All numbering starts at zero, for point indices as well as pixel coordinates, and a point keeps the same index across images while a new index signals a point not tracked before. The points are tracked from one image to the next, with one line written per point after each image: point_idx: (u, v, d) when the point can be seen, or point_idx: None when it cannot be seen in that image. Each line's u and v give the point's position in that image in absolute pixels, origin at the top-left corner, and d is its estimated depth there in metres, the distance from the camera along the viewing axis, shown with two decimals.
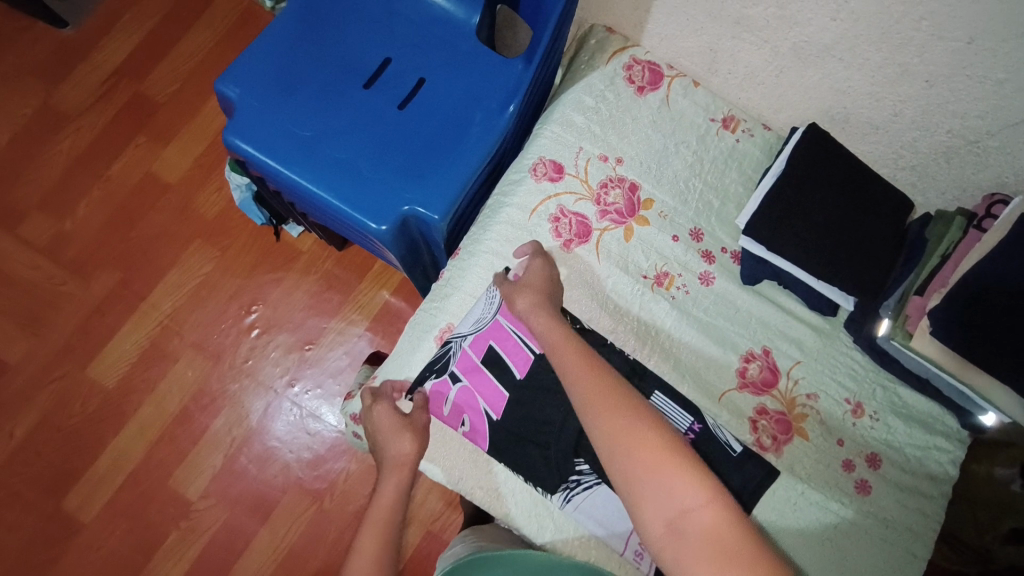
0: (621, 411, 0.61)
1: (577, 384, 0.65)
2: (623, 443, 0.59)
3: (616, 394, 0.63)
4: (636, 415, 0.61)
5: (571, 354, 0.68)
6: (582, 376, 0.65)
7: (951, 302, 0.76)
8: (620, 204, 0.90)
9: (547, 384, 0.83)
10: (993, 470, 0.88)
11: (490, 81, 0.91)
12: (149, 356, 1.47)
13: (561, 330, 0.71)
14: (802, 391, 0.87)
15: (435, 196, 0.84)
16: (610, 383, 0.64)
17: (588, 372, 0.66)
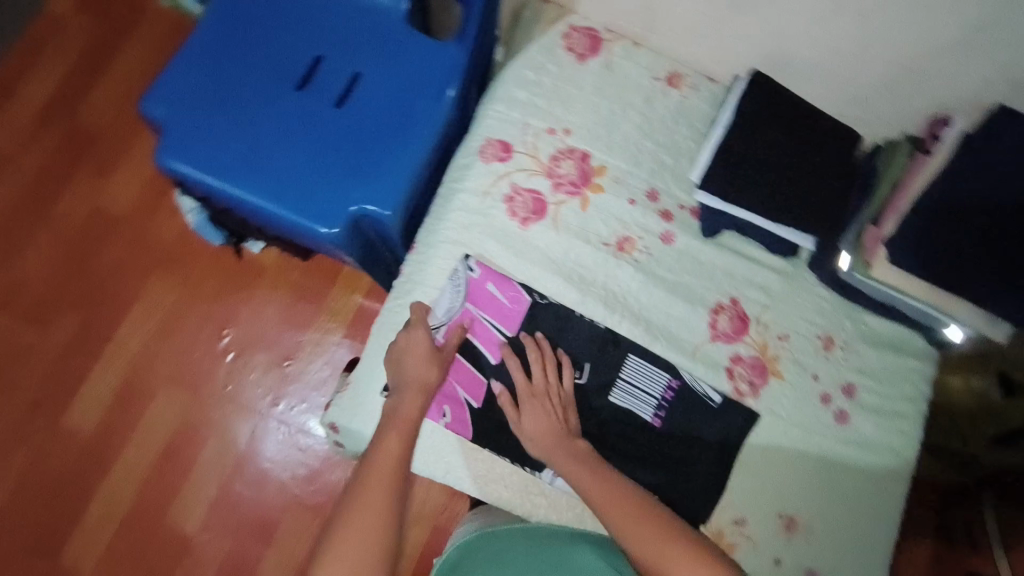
0: (642, 523, 0.72)
1: (598, 500, 0.75)
2: (619, 519, 0.73)
3: (634, 506, 0.74)
4: (656, 523, 0.72)
5: (573, 465, 0.77)
6: (602, 494, 0.75)
7: (903, 229, 0.78)
8: (573, 175, 0.89)
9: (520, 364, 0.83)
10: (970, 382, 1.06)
11: (427, 67, 0.87)
12: (125, 395, 1.43)
13: (573, 443, 0.79)
14: (773, 334, 0.89)
15: (384, 194, 0.83)
16: (626, 495, 0.75)
17: (606, 486, 0.76)
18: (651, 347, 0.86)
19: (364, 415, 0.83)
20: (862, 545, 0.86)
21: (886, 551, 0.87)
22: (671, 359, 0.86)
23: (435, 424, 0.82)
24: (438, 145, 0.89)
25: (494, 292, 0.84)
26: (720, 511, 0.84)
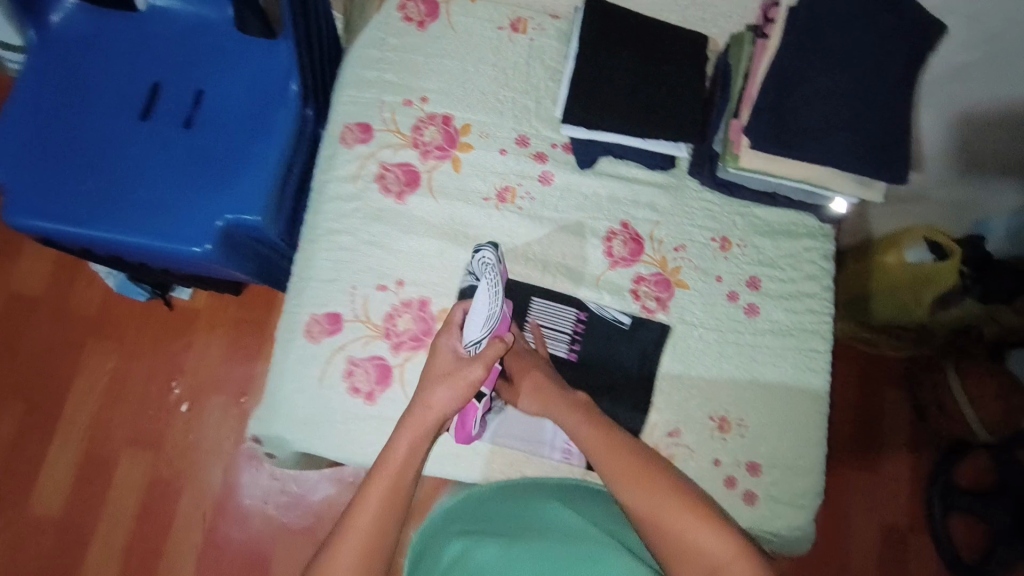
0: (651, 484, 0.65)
1: (602, 460, 0.69)
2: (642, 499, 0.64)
3: (641, 467, 0.67)
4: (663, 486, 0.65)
5: (583, 428, 0.72)
6: (606, 456, 0.69)
7: (759, 112, 0.78)
8: (438, 139, 0.89)
9: None
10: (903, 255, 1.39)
11: (265, 68, 0.87)
12: (87, 470, 1.43)
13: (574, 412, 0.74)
14: (670, 247, 0.90)
15: (250, 200, 0.81)
16: (634, 457, 0.68)
17: (609, 449, 0.69)
18: (552, 290, 0.87)
19: (283, 421, 0.82)
20: (798, 429, 0.87)
21: (822, 437, 0.87)
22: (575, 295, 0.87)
23: (357, 409, 0.83)
24: (296, 141, 0.88)
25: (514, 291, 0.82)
26: (651, 427, 0.85)
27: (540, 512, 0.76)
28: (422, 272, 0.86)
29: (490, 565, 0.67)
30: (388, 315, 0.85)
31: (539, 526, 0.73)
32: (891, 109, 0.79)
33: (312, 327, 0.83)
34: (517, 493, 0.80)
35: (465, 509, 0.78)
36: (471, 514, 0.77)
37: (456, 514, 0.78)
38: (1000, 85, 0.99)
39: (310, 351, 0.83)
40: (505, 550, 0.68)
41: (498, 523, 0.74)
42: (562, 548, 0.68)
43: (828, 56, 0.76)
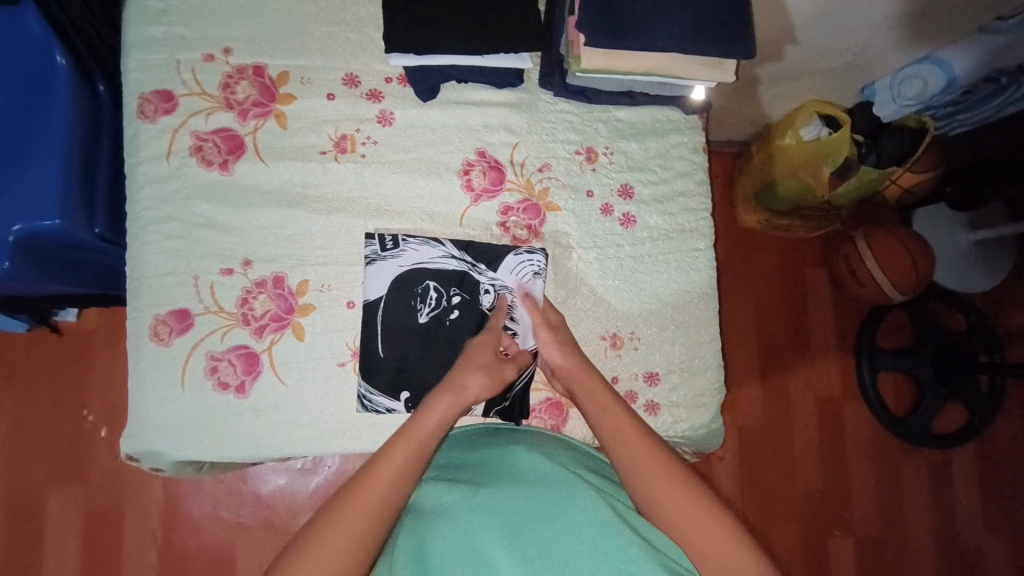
0: (679, 490, 0.61)
1: (627, 458, 0.64)
2: (662, 499, 0.61)
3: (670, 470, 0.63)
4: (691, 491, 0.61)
5: (613, 422, 0.67)
6: (636, 455, 0.64)
7: (584, 4, 0.71)
8: (253, 95, 0.79)
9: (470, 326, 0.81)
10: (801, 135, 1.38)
11: (22, 48, 0.75)
12: (17, 515, 1.37)
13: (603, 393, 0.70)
14: (533, 169, 0.84)
15: (43, 204, 0.73)
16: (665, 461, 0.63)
17: (639, 445, 0.65)
18: (424, 245, 0.81)
19: (151, 434, 0.74)
20: (690, 331, 0.86)
21: (716, 334, 0.87)
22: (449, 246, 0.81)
23: (228, 404, 0.76)
24: (90, 123, 0.78)
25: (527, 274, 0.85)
26: None
27: (507, 451, 0.70)
28: (268, 247, 0.78)
29: (451, 515, 0.62)
30: (242, 299, 0.77)
31: (503, 467, 0.67)
32: None
33: (159, 329, 0.75)
34: (492, 438, 0.75)
35: (438, 458, 0.75)
36: (443, 464, 0.73)
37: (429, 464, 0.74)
38: None
39: (162, 352, 0.75)
40: (465, 499, 0.63)
41: (464, 471, 0.70)
42: (526, 492, 0.62)
43: None
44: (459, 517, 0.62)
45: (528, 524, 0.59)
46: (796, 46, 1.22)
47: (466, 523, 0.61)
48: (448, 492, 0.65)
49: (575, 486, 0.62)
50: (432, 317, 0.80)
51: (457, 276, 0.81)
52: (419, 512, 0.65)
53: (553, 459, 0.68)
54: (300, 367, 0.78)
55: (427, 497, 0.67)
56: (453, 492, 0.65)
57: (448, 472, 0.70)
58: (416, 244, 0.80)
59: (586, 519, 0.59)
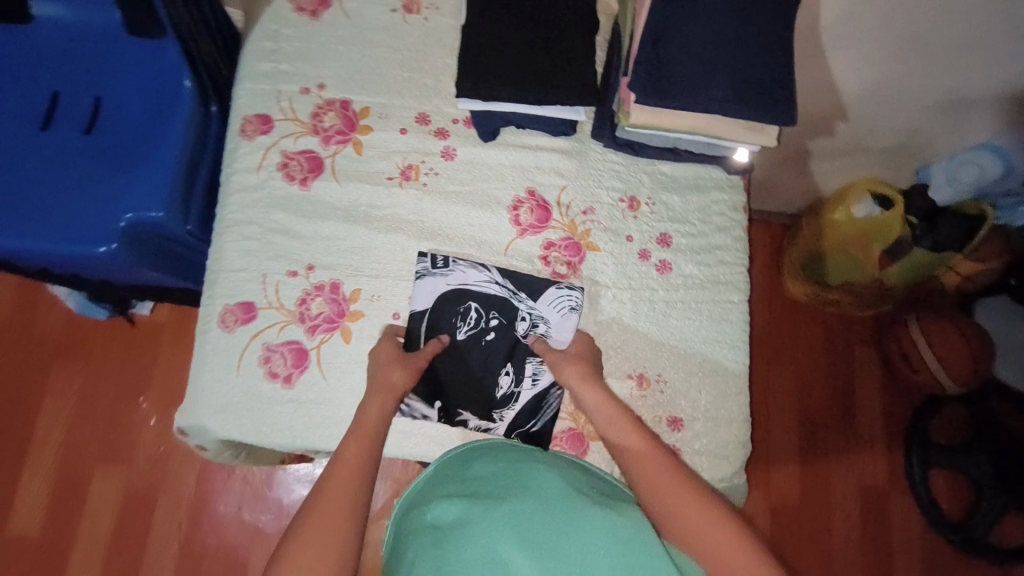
0: (688, 495, 0.66)
1: (635, 463, 0.70)
2: (671, 502, 0.66)
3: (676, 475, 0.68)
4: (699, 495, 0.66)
5: (623, 429, 0.73)
6: (643, 458, 0.70)
7: (637, 67, 0.78)
8: (338, 124, 0.90)
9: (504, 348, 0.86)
10: (852, 209, 1.39)
11: (159, 71, 0.90)
12: (63, 489, 1.46)
13: (614, 407, 0.76)
14: (578, 211, 0.90)
15: (152, 197, 0.84)
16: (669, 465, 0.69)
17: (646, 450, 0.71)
18: (471, 268, 0.87)
19: (203, 411, 0.81)
20: (717, 381, 0.87)
21: (743, 387, 0.87)
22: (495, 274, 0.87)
23: (274, 393, 0.82)
24: (199, 136, 0.91)
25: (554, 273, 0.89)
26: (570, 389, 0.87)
27: (524, 468, 0.71)
28: (330, 256, 0.87)
29: (472, 527, 0.62)
30: (301, 300, 0.85)
31: (521, 483, 0.68)
32: (770, 50, 0.80)
33: (226, 317, 0.83)
34: (500, 451, 0.76)
35: (445, 473, 0.74)
36: (452, 477, 0.73)
37: (436, 480, 0.74)
38: (927, 41, 1.01)
39: (226, 339, 0.83)
40: (485, 511, 0.63)
41: (478, 484, 0.70)
42: (544, 506, 0.64)
43: (693, 5, 0.79)
44: (480, 528, 0.62)
45: (549, 535, 0.60)
46: (847, 123, 1.26)
47: (489, 536, 0.61)
48: (467, 506, 0.65)
49: (589, 503, 0.65)
50: (469, 336, 0.85)
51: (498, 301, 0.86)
52: (437, 527, 0.64)
53: (568, 480, 0.70)
54: (342, 366, 0.84)
55: (444, 510, 0.66)
56: (473, 506, 0.65)
57: (462, 486, 0.70)
58: (464, 267, 0.87)
59: (603, 530, 0.61)
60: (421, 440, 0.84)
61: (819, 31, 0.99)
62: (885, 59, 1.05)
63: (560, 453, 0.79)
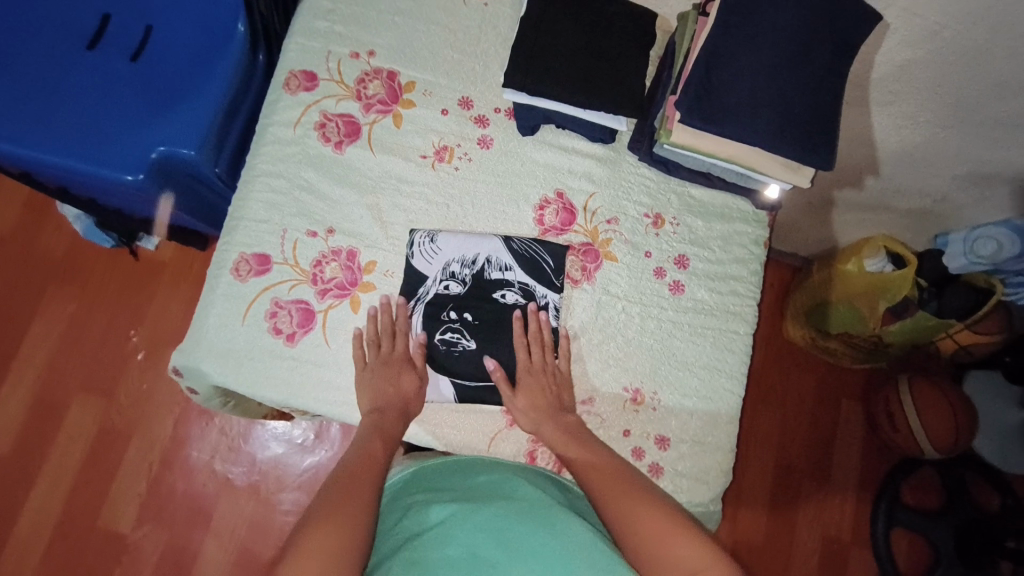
0: (629, 495, 0.72)
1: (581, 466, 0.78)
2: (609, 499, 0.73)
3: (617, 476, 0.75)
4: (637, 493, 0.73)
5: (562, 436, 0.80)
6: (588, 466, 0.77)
7: (687, 87, 0.79)
8: (381, 94, 0.90)
9: (491, 314, 0.86)
10: (865, 262, 1.38)
11: (210, 11, 0.89)
12: (41, 409, 1.46)
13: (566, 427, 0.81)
14: (602, 219, 0.90)
15: (184, 135, 0.84)
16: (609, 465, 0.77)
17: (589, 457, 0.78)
18: (492, 271, 0.87)
19: (201, 353, 0.81)
20: (711, 407, 0.88)
21: (733, 418, 0.88)
22: (517, 270, 0.87)
23: (273, 347, 0.82)
24: (243, 82, 0.90)
25: (557, 228, 0.90)
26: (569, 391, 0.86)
27: (502, 480, 0.76)
28: (353, 223, 0.86)
29: (453, 532, 0.66)
30: (316, 261, 0.84)
31: (500, 494, 0.73)
32: (818, 95, 0.81)
33: (240, 266, 0.83)
34: (476, 464, 0.80)
35: (421, 480, 0.78)
36: (429, 486, 0.76)
37: (413, 487, 0.77)
38: (964, 116, 1.02)
39: (236, 288, 0.82)
40: (466, 517, 0.68)
41: (459, 492, 0.74)
42: (525, 512, 0.69)
43: (753, 35, 0.79)
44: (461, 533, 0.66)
45: (530, 539, 0.65)
46: (876, 179, 1.27)
47: (469, 538, 0.65)
48: (448, 510, 0.69)
49: (565, 512, 0.70)
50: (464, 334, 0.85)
51: (524, 294, 0.87)
52: (416, 533, 0.68)
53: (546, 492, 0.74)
54: (347, 335, 0.83)
55: (424, 517, 0.70)
56: (453, 511, 0.69)
57: (439, 492, 0.74)
58: (478, 281, 0.86)
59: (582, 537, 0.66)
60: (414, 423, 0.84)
61: (867, 83, 0.99)
62: (929, 122, 1.05)
63: (532, 466, 0.83)
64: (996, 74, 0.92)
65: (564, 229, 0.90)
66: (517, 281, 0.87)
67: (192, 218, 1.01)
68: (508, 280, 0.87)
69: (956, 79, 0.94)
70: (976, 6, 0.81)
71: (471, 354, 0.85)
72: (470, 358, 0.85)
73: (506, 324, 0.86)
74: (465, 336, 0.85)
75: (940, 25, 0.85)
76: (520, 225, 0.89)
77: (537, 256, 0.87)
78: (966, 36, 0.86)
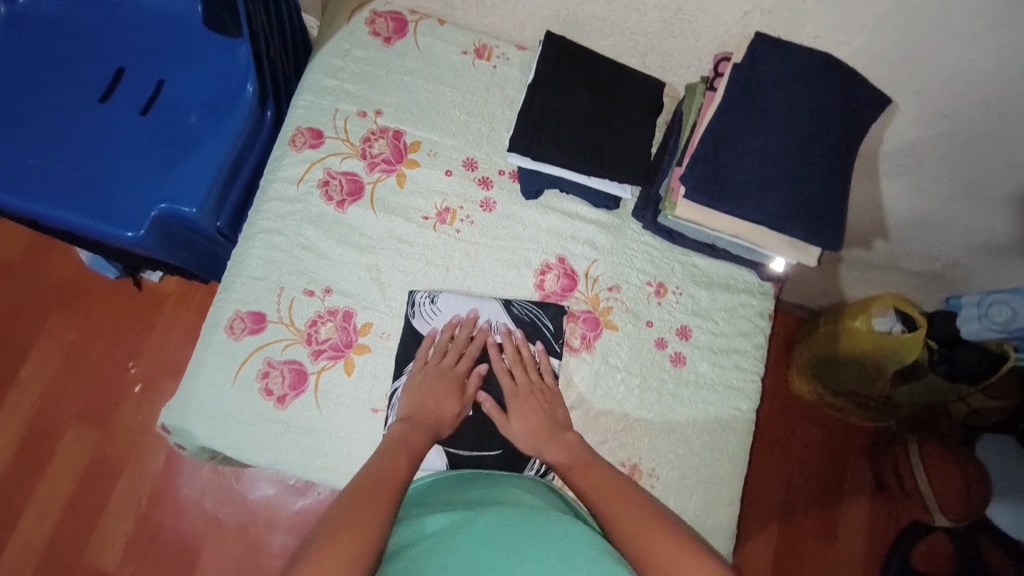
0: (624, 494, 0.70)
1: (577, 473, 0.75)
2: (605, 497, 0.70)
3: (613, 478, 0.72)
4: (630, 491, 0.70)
5: (566, 442, 0.78)
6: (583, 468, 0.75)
7: (694, 162, 0.78)
8: (386, 153, 0.90)
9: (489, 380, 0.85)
10: (872, 322, 1.36)
11: (223, 69, 0.90)
12: (33, 439, 1.45)
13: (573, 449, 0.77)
14: (604, 286, 0.89)
15: (187, 190, 0.84)
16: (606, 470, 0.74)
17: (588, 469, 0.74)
18: (492, 332, 0.86)
19: (189, 412, 0.80)
20: (713, 489, 0.84)
21: (734, 500, 0.85)
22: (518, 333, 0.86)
23: (263, 407, 0.80)
24: (250, 138, 0.91)
25: (556, 289, 0.88)
26: None
27: (496, 492, 0.73)
28: (351, 283, 0.86)
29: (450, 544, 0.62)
30: (311, 321, 0.83)
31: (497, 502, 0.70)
32: (829, 173, 0.80)
33: (234, 324, 0.82)
34: (470, 478, 0.77)
35: (413, 493, 0.75)
36: (422, 500, 0.73)
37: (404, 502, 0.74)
38: (975, 189, 1.00)
39: (230, 346, 0.81)
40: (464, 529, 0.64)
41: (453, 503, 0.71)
42: (521, 518, 0.66)
43: (763, 113, 0.78)
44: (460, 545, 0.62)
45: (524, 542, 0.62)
46: (885, 243, 1.25)
47: (467, 547, 0.62)
48: (443, 522, 0.66)
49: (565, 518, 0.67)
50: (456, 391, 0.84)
51: None
52: (407, 547, 0.64)
53: (545, 501, 0.73)
54: (338, 397, 0.82)
55: (414, 531, 0.67)
56: (449, 521, 0.66)
57: (431, 505, 0.71)
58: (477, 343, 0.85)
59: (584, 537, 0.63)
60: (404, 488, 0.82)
61: (877, 156, 0.98)
62: (940, 194, 1.04)
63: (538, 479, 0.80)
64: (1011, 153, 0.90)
65: (565, 293, 0.88)
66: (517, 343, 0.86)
67: (192, 266, 1.00)
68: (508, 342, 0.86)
69: (969, 157, 0.93)
70: (989, 95, 0.81)
71: (467, 418, 0.83)
72: (464, 422, 0.83)
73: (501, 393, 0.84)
74: None
75: (952, 109, 0.84)
76: (520, 288, 0.88)
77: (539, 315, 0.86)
78: (979, 120, 0.85)
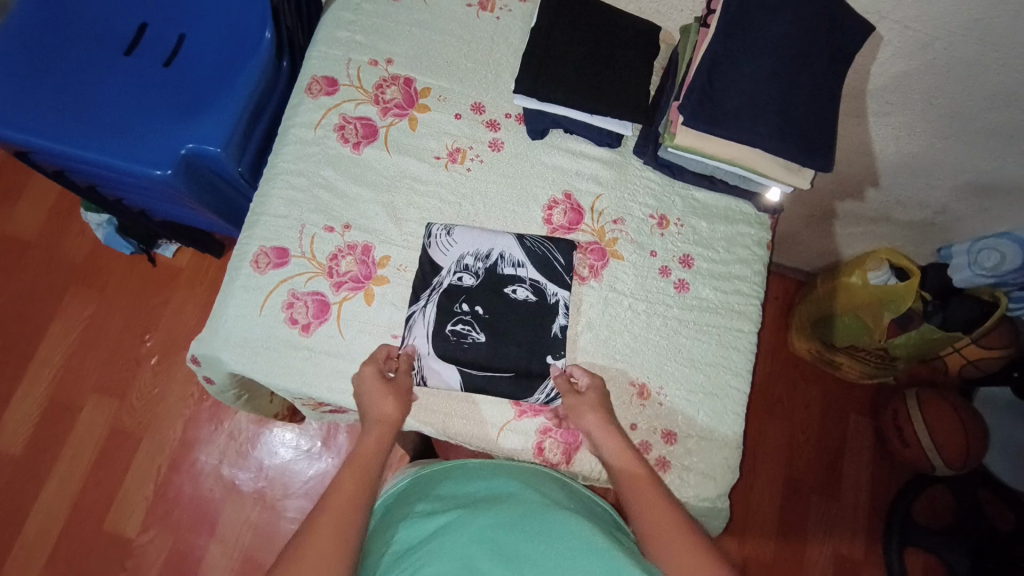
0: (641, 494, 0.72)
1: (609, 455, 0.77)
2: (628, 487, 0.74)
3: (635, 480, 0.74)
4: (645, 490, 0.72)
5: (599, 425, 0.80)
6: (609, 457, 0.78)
7: (691, 91, 0.82)
8: (398, 99, 0.95)
9: (505, 310, 0.88)
10: (868, 275, 1.39)
11: (239, 21, 0.95)
12: (53, 411, 1.48)
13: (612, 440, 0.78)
14: (608, 219, 0.93)
15: (212, 133, 0.88)
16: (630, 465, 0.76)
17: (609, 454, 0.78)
18: (505, 266, 0.89)
19: (219, 342, 0.84)
20: (718, 406, 0.89)
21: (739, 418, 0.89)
22: (529, 266, 0.89)
23: (291, 333, 0.84)
24: (268, 85, 0.95)
25: (563, 223, 0.93)
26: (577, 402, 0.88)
27: (506, 487, 0.75)
28: (370, 219, 0.90)
29: (449, 537, 0.64)
30: (332, 255, 0.87)
31: (500, 497, 0.72)
32: (817, 100, 0.85)
33: (260, 258, 0.86)
34: (479, 471, 0.80)
35: (425, 489, 0.79)
36: (433, 495, 0.76)
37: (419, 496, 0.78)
38: (956, 125, 1.05)
39: (257, 279, 0.86)
40: (464, 522, 0.66)
41: (459, 500, 0.73)
42: (524, 517, 0.67)
43: (754, 44, 0.83)
44: (456, 539, 0.64)
45: (528, 538, 0.63)
46: (877, 190, 1.29)
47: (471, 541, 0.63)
48: (447, 520, 0.68)
49: (566, 514, 0.68)
50: (472, 325, 0.87)
51: (535, 290, 0.89)
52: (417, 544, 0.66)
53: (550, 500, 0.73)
54: (360, 325, 0.86)
55: (422, 528, 0.69)
56: (452, 519, 0.68)
57: (439, 501, 0.74)
58: (490, 275, 0.89)
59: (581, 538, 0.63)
60: (422, 411, 0.86)
61: (864, 94, 1.03)
62: (925, 132, 1.08)
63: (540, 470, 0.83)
64: (992, 84, 0.94)
65: (570, 227, 0.93)
66: (529, 277, 0.89)
67: (212, 215, 1.05)
68: (520, 277, 0.89)
69: (951, 91, 0.98)
70: (966, 20, 0.85)
71: (481, 347, 0.86)
72: (479, 350, 0.86)
73: (516, 322, 0.88)
74: (476, 329, 0.87)
75: (934, 38, 0.89)
76: (529, 223, 0.93)
77: (552, 247, 0.90)
78: (958, 48, 0.90)
